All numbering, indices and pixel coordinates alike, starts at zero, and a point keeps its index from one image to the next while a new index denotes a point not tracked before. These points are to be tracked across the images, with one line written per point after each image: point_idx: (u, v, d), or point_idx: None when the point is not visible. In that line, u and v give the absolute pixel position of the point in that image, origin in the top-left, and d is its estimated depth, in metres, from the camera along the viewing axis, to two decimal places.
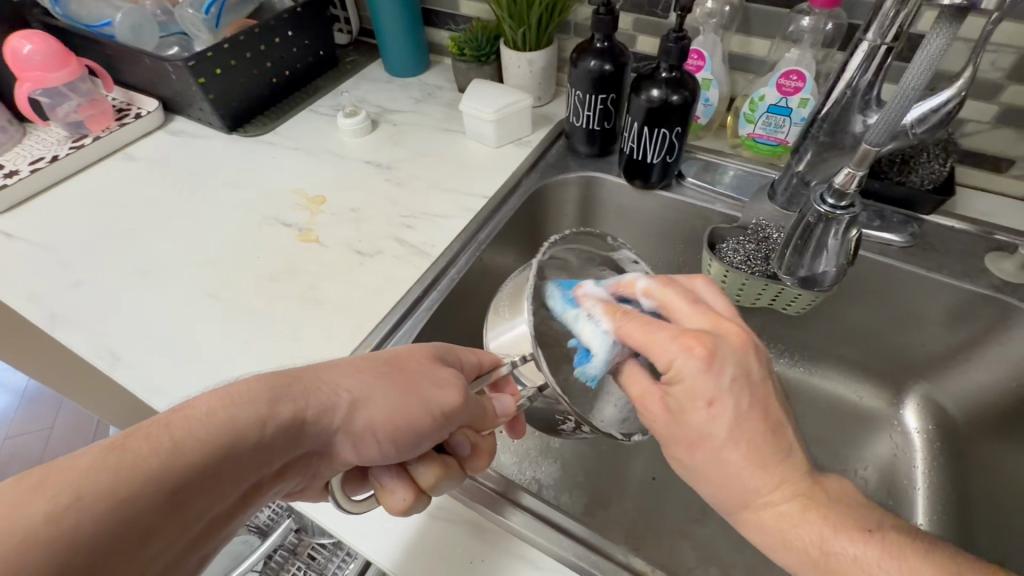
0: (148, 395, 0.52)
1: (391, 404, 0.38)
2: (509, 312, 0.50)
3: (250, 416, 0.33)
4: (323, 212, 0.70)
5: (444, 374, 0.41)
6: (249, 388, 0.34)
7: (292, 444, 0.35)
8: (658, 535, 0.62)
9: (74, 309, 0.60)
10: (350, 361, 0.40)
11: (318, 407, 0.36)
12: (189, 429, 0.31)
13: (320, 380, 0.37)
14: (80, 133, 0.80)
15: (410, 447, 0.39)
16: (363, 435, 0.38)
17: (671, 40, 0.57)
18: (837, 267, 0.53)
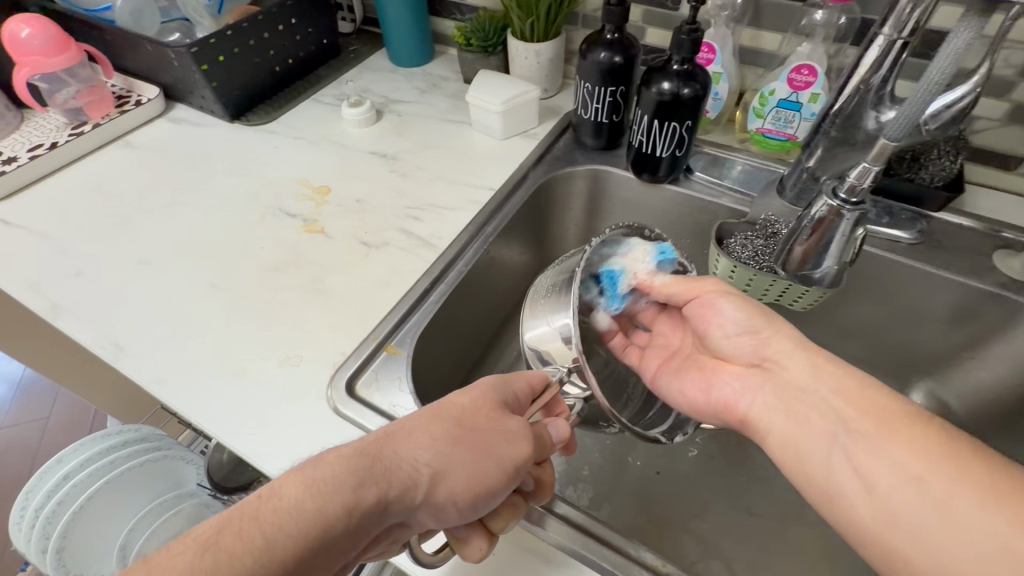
0: (152, 386, 0.52)
1: (467, 473, 0.38)
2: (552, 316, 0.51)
3: (336, 506, 0.35)
4: (328, 203, 0.69)
5: (513, 427, 0.40)
6: (331, 473, 0.36)
7: (378, 525, 0.37)
8: (662, 528, 0.62)
9: (76, 299, 0.59)
10: (422, 425, 0.39)
11: (399, 485, 0.37)
12: (280, 525, 0.33)
13: (399, 453, 0.38)
14: (80, 120, 0.79)
15: (490, 506, 0.39)
16: (444, 506, 0.38)
17: (684, 32, 0.56)
18: (837, 265, 0.52)
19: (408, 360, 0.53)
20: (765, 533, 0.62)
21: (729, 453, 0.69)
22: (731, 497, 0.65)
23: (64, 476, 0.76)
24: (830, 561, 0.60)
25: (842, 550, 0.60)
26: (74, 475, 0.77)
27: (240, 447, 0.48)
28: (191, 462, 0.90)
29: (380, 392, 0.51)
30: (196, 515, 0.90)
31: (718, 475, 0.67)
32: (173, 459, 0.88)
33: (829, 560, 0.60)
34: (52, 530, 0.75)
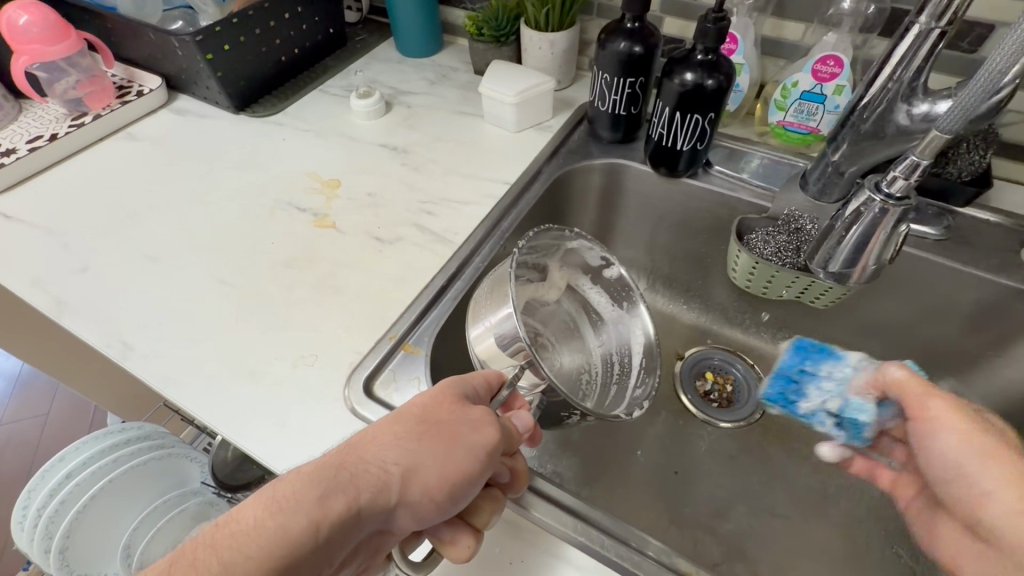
0: (161, 386, 0.50)
1: (436, 466, 0.37)
2: (492, 317, 0.49)
3: (301, 521, 0.33)
4: (338, 197, 0.68)
5: (477, 415, 0.39)
6: (294, 489, 0.34)
7: (352, 534, 0.35)
8: (683, 529, 0.61)
9: (81, 295, 0.58)
10: (383, 429, 0.38)
11: (369, 490, 0.35)
12: (242, 548, 0.32)
13: (365, 458, 0.37)
14: (80, 111, 0.77)
15: (467, 496, 0.38)
16: (420, 503, 0.37)
17: (709, 21, 0.54)
18: (878, 262, 0.46)
19: (426, 359, 0.51)
20: (787, 534, 0.61)
21: (748, 452, 0.67)
22: (752, 497, 0.64)
23: (65, 475, 0.74)
24: (855, 562, 0.58)
25: (867, 551, 0.59)
26: (77, 473, 0.75)
27: (255, 449, 0.46)
28: (196, 460, 0.90)
29: (398, 392, 0.49)
30: (201, 514, 0.90)
31: (739, 474, 0.66)
32: (178, 458, 0.87)
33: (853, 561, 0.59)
34: (55, 530, 0.73)
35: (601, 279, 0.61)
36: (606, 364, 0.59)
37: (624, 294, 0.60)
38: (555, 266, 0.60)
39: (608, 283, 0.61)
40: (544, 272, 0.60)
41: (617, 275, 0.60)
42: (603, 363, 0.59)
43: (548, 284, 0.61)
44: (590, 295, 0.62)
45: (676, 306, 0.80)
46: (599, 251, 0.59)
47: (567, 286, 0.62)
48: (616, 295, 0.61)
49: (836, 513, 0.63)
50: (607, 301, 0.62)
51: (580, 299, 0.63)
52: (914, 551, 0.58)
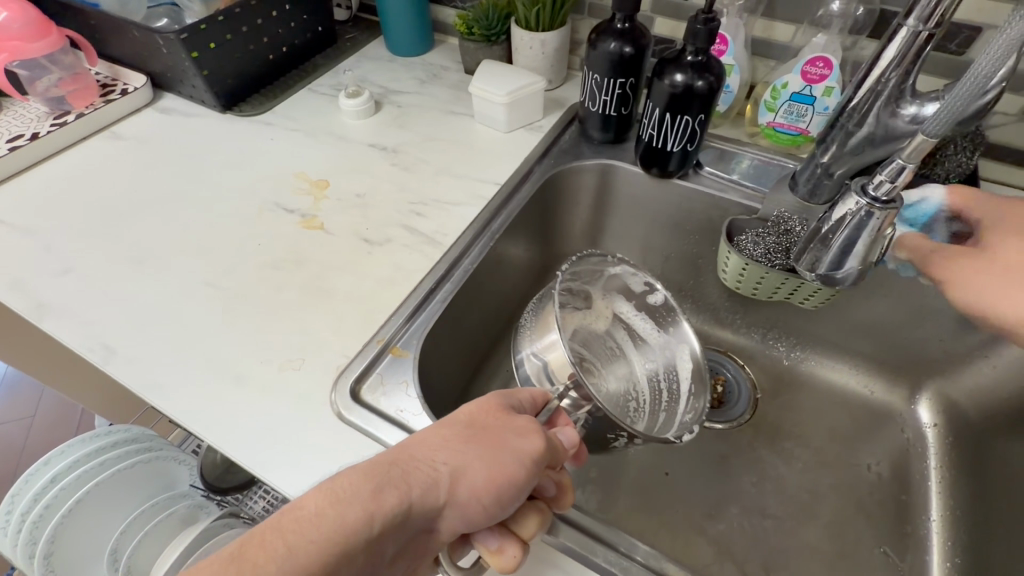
0: (144, 391, 0.49)
1: (484, 467, 0.37)
2: (535, 342, 0.51)
3: (357, 511, 0.34)
4: (326, 198, 0.67)
5: (522, 422, 0.40)
6: (350, 482, 0.35)
7: (401, 530, 0.36)
8: (675, 531, 0.61)
9: (63, 299, 0.56)
10: (433, 431, 0.39)
11: (420, 487, 0.36)
12: (301, 533, 0.33)
13: (417, 457, 0.37)
14: (62, 109, 0.75)
15: (515, 501, 0.38)
16: (468, 504, 0.37)
17: (699, 22, 0.54)
18: (863, 266, 0.45)
19: (414, 363, 0.51)
20: (778, 533, 0.61)
21: (739, 453, 0.68)
22: (743, 498, 0.64)
23: (50, 479, 0.73)
24: (843, 561, 0.60)
25: (855, 549, 0.60)
26: (61, 477, 0.74)
27: (240, 455, 0.45)
28: (184, 462, 0.89)
29: (385, 397, 0.49)
30: (190, 517, 0.87)
31: (730, 475, 0.66)
32: (165, 461, 0.86)
33: (841, 560, 0.60)
34: (40, 534, 0.72)
35: (643, 304, 0.64)
36: (653, 389, 0.60)
37: (668, 316, 0.62)
38: (601, 291, 0.63)
39: (650, 307, 0.63)
40: (591, 296, 0.62)
41: (661, 300, 0.62)
42: (649, 389, 0.60)
43: (594, 311, 0.62)
44: (633, 321, 0.64)
45: None
46: (642, 275, 0.61)
47: (610, 311, 0.64)
48: (659, 317, 0.63)
49: (826, 513, 0.63)
50: (650, 324, 0.64)
51: (624, 324, 0.64)
52: (900, 549, 0.61)
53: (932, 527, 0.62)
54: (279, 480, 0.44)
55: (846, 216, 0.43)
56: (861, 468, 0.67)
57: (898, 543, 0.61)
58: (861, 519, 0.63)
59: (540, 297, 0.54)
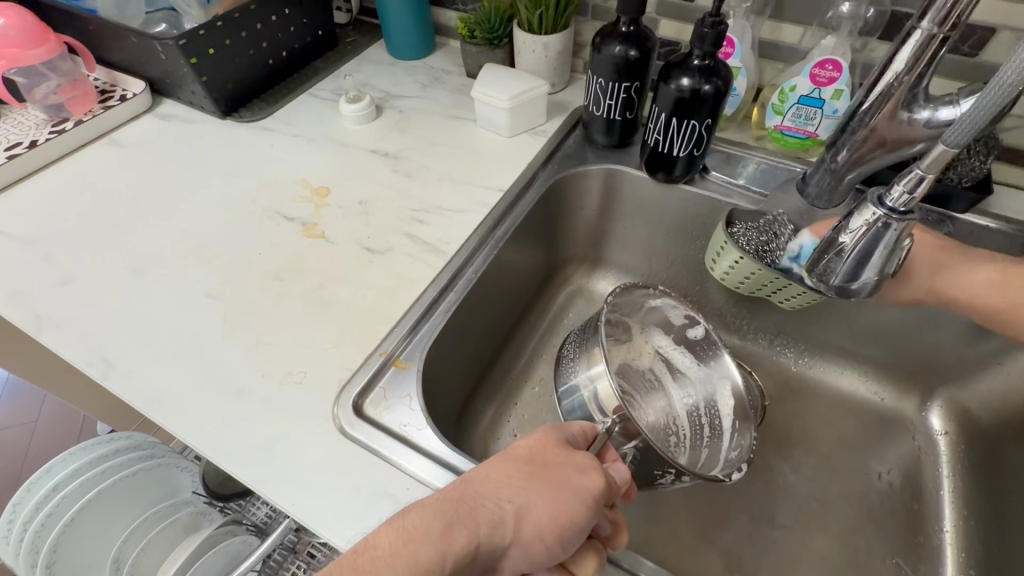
0: (143, 406, 0.48)
1: (549, 506, 0.37)
2: (581, 373, 0.53)
3: (429, 550, 0.34)
4: (327, 205, 0.66)
5: (581, 459, 0.40)
6: (422, 519, 0.36)
7: (468, 569, 0.36)
8: (684, 544, 0.60)
9: (62, 310, 0.56)
10: (495, 467, 0.40)
11: (488, 524, 0.36)
12: (377, 570, 0.33)
13: (482, 493, 0.38)
14: (61, 116, 0.74)
15: (577, 540, 0.38)
16: (533, 543, 0.37)
17: (707, 25, 0.53)
18: (879, 277, 0.44)
19: (417, 376, 0.51)
20: (787, 544, 0.60)
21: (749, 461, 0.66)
22: (752, 508, 0.63)
23: (53, 487, 0.73)
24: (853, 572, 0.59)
25: (865, 560, 0.60)
26: (63, 485, 0.74)
27: (239, 471, 0.45)
28: (187, 470, 0.87)
29: (388, 410, 0.48)
30: (193, 523, 0.89)
31: (740, 484, 0.64)
32: (167, 467, 0.83)
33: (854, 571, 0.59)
34: (42, 542, 0.72)
35: (684, 338, 0.66)
36: (693, 423, 0.62)
37: (709, 348, 0.64)
38: (643, 325, 0.66)
39: (689, 340, 0.66)
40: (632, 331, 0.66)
41: (701, 334, 0.65)
42: (690, 423, 0.62)
43: (635, 347, 0.66)
44: (672, 355, 0.67)
45: None
46: (682, 309, 0.64)
47: (653, 347, 0.67)
48: (700, 349, 0.65)
49: (838, 522, 0.62)
50: (691, 358, 0.66)
51: (663, 358, 0.67)
52: (913, 561, 0.60)
53: (945, 537, 0.60)
54: (276, 496, 0.43)
55: (862, 228, 0.42)
56: (872, 476, 0.65)
57: (910, 553, 0.60)
58: (873, 529, 0.62)
59: (582, 331, 0.58)
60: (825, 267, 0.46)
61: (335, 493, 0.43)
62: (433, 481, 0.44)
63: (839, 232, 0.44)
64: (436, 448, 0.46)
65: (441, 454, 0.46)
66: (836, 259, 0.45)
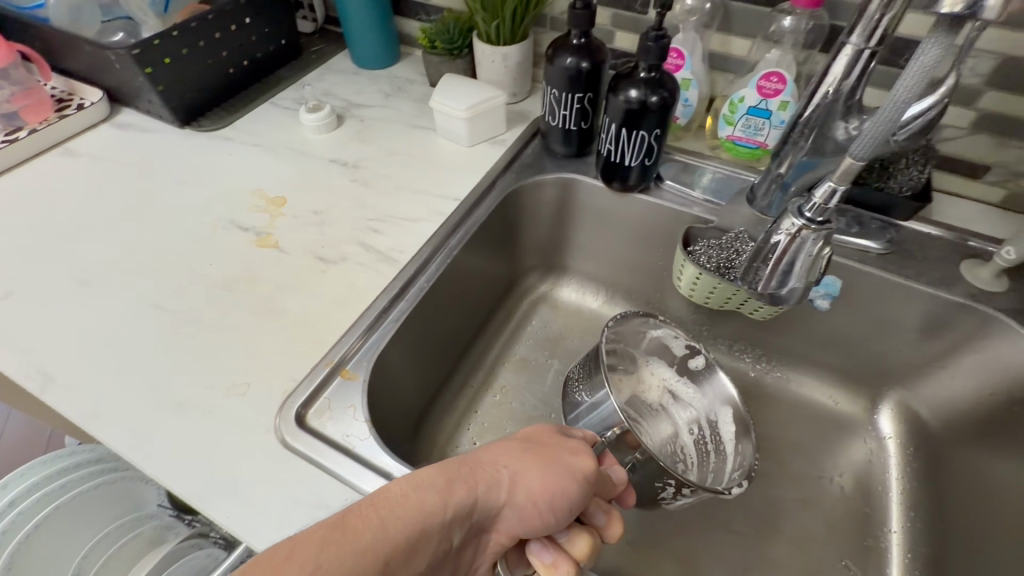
0: (82, 419, 0.48)
1: (542, 474, 0.39)
2: (587, 397, 0.56)
3: (434, 499, 0.36)
4: (282, 215, 0.66)
5: (574, 443, 0.42)
6: (428, 473, 0.37)
7: (465, 525, 0.37)
8: (638, 550, 0.60)
9: (3, 323, 0.55)
10: (493, 443, 0.42)
11: (487, 482, 0.38)
12: (387, 510, 0.35)
13: (482, 459, 0.40)
14: (14, 125, 0.74)
15: (568, 511, 0.39)
16: (525, 507, 0.39)
17: (650, 38, 0.54)
18: (804, 284, 0.45)
19: (364, 386, 0.50)
20: (739, 550, 0.61)
21: None
22: (707, 515, 0.63)
23: (7, 504, 0.72)
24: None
25: (816, 564, 0.60)
26: (19, 501, 0.73)
27: (177, 485, 0.44)
28: (151, 482, 0.86)
29: (332, 421, 0.48)
30: (156, 537, 0.86)
31: None
32: (130, 481, 0.83)
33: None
34: None
35: (684, 367, 0.67)
36: (698, 449, 0.63)
37: (710, 376, 0.65)
38: (644, 355, 0.67)
39: (691, 370, 0.66)
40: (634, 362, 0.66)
41: (702, 363, 0.65)
42: (695, 450, 0.63)
43: (638, 377, 0.67)
44: (675, 385, 0.67)
45: None
46: (683, 339, 0.65)
47: (656, 377, 0.67)
48: (700, 377, 0.66)
49: (790, 528, 0.63)
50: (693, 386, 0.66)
51: (668, 391, 0.67)
52: (862, 563, 0.60)
53: (892, 540, 0.61)
54: (210, 508, 0.43)
55: (786, 239, 0.43)
56: (825, 480, 0.66)
57: (859, 557, 0.61)
58: (824, 533, 0.62)
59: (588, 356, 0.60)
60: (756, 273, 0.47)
61: (274, 507, 0.43)
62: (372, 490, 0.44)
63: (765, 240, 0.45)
64: (380, 459, 0.46)
65: (383, 465, 0.46)
66: (764, 266, 0.46)
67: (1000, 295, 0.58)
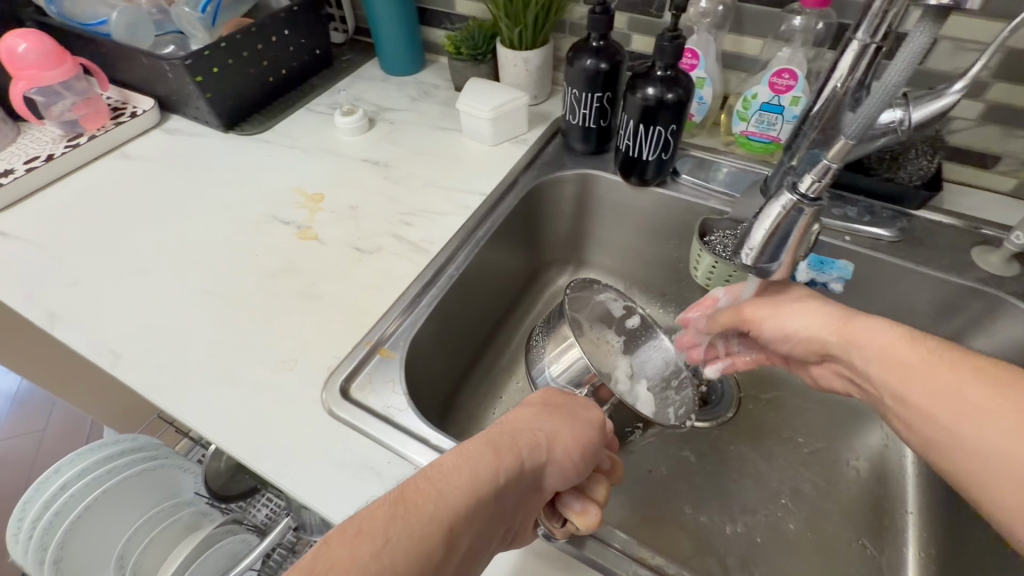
0: (146, 392, 0.53)
1: (569, 428, 0.43)
2: (553, 353, 0.62)
3: (487, 465, 0.37)
4: (321, 210, 0.71)
5: (582, 399, 0.47)
6: (473, 444, 0.38)
7: (519, 487, 0.38)
8: (658, 527, 0.62)
9: (74, 308, 0.60)
10: (519, 412, 0.44)
11: (529, 444, 0.40)
12: (444, 479, 0.35)
13: (519, 427, 0.42)
14: (76, 132, 0.80)
15: (594, 457, 0.44)
16: (563, 461, 0.41)
17: (666, 39, 0.58)
18: (793, 259, 0.47)
19: (401, 363, 0.55)
20: (757, 529, 0.62)
21: (721, 450, 0.69)
22: (724, 494, 0.65)
23: (60, 487, 0.75)
24: (822, 556, 0.61)
25: (834, 544, 0.62)
26: (71, 484, 0.76)
27: (235, 449, 0.48)
28: (190, 470, 0.91)
29: (373, 394, 0.52)
30: (194, 523, 0.92)
31: (712, 473, 0.67)
32: (171, 467, 0.87)
33: (824, 555, 0.61)
34: (50, 539, 0.74)
35: (622, 327, 0.73)
36: (650, 394, 0.69)
37: (645, 330, 0.72)
38: (590, 319, 0.72)
39: (628, 329, 0.73)
40: (584, 326, 0.71)
41: (637, 321, 0.73)
42: (647, 394, 0.69)
43: (588, 339, 0.71)
44: (618, 346, 0.73)
45: (653, 310, 0.82)
46: (621, 300, 0.72)
47: (600, 339, 0.72)
48: (634, 334, 0.73)
49: (805, 508, 0.64)
50: (629, 343, 0.73)
51: (613, 351, 0.72)
52: (878, 543, 0.62)
53: (908, 520, 0.63)
54: (264, 469, 0.47)
55: (779, 214, 0.45)
56: (841, 463, 0.68)
57: (876, 537, 0.62)
58: (841, 514, 0.64)
59: (547, 323, 0.64)
60: (748, 250, 0.47)
61: (324, 469, 0.47)
62: (411, 455, 0.48)
63: (757, 219, 0.47)
64: (417, 428, 0.50)
65: (421, 433, 0.49)
66: (755, 241, 0.46)
67: (1012, 279, 0.60)
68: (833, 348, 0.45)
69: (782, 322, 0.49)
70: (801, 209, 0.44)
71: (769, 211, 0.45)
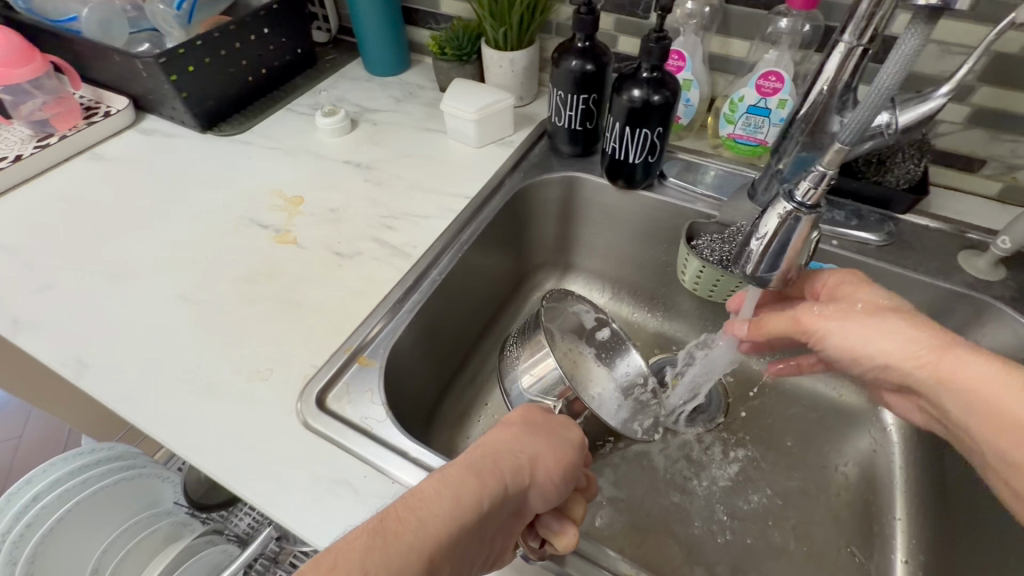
0: (113, 403, 0.50)
1: (551, 449, 0.41)
2: (525, 363, 0.61)
3: (468, 493, 0.35)
4: (301, 213, 0.69)
5: (564, 417, 0.46)
6: (454, 469, 0.37)
7: (501, 513, 0.37)
8: (645, 536, 0.61)
9: (39, 315, 0.58)
10: (501, 429, 0.42)
11: (511, 467, 0.39)
12: (425, 509, 0.33)
13: (502, 448, 0.40)
14: (46, 131, 0.77)
15: (576, 477, 0.43)
16: (545, 485, 0.40)
17: (652, 40, 0.57)
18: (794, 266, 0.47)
19: (380, 372, 0.53)
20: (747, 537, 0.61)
21: (709, 457, 0.68)
22: (713, 501, 0.64)
23: (31, 497, 0.71)
24: (811, 564, 0.60)
25: (823, 551, 0.61)
26: (43, 494, 0.72)
27: (205, 463, 0.46)
28: (167, 479, 0.88)
29: (351, 405, 0.50)
30: (173, 533, 0.89)
31: (701, 480, 0.66)
32: (150, 476, 0.85)
33: (813, 562, 0.60)
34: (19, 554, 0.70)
35: (593, 340, 0.72)
36: (620, 405, 0.68)
37: (616, 344, 0.71)
38: (562, 328, 0.70)
39: (599, 341, 0.72)
40: (557, 335, 0.69)
41: (608, 334, 0.72)
42: (617, 407, 0.67)
43: (561, 349, 0.69)
44: (590, 358, 0.71)
45: (641, 315, 0.80)
46: (594, 312, 0.71)
47: (571, 349, 0.71)
48: (604, 348, 0.72)
49: (794, 514, 0.63)
50: (600, 356, 0.72)
51: (584, 362, 0.70)
52: (867, 549, 0.61)
53: (896, 527, 0.62)
54: (235, 484, 0.45)
55: (776, 223, 0.45)
56: (830, 468, 0.67)
57: (864, 543, 0.62)
58: (830, 520, 0.63)
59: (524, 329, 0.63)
60: (748, 259, 0.48)
61: (299, 484, 0.45)
62: (388, 469, 0.46)
63: (753, 231, 0.47)
64: (396, 441, 0.48)
65: (398, 445, 0.48)
66: (754, 250, 0.47)
67: (997, 283, 0.59)
68: (914, 379, 0.41)
69: (854, 341, 0.44)
70: (798, 217, 0.44)
71: (765, 222, 0.45)
